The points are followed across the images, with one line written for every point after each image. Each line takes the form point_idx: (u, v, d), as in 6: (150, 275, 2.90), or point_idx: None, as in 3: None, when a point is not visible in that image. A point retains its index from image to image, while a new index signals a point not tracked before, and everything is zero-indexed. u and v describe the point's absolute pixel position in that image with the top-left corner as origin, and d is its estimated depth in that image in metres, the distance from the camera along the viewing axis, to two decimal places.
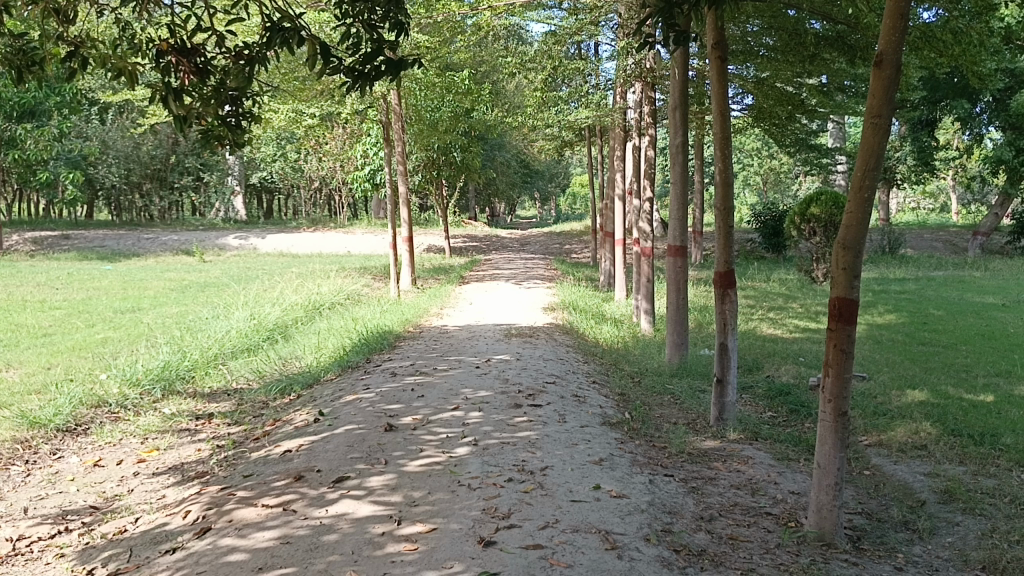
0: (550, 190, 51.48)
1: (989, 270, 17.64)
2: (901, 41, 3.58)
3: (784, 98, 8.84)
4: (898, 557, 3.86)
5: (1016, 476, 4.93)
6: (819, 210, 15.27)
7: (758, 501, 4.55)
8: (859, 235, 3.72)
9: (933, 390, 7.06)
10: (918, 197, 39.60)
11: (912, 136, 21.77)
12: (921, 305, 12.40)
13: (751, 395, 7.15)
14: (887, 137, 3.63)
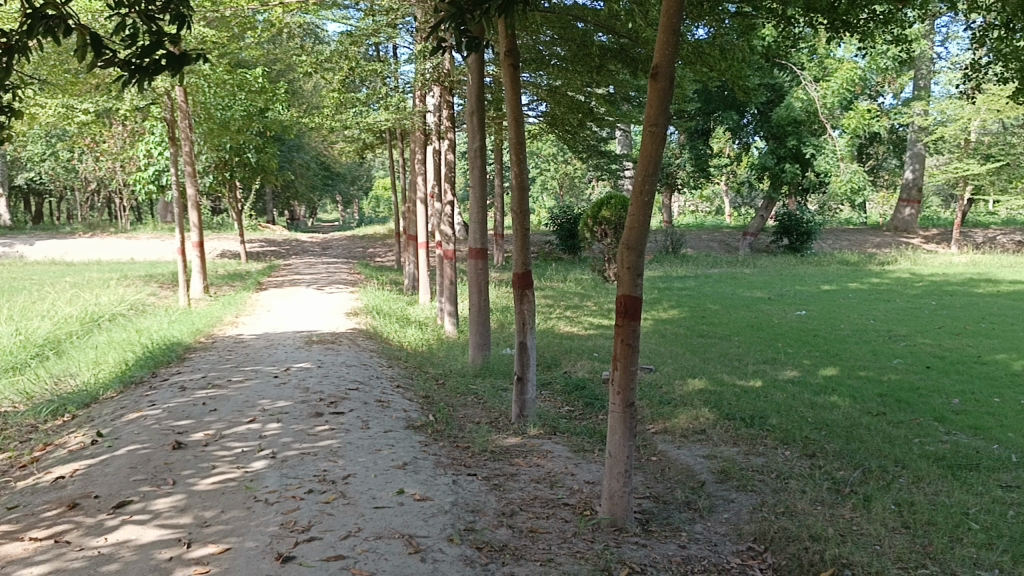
0: (352, 193, 50.69)
1: (758, 267, 19.39)
2: (674, 54, 3.85)
3: (575, 106, 9.21)
4: (681, 536, 4.15)
5: (781, 453, 5.46)
6: (609, 213, 16.08)
7: (556, 493, 4.73)
8: (641, 235, 3.97)
9: (710, 378, 7.67)
10: (697, 201, 42.84)
11: (690, 144, 23.52)
12: (699, 301, 13.41)
13: (549, 391, 7.41)
14: (663, 145, 3.87)
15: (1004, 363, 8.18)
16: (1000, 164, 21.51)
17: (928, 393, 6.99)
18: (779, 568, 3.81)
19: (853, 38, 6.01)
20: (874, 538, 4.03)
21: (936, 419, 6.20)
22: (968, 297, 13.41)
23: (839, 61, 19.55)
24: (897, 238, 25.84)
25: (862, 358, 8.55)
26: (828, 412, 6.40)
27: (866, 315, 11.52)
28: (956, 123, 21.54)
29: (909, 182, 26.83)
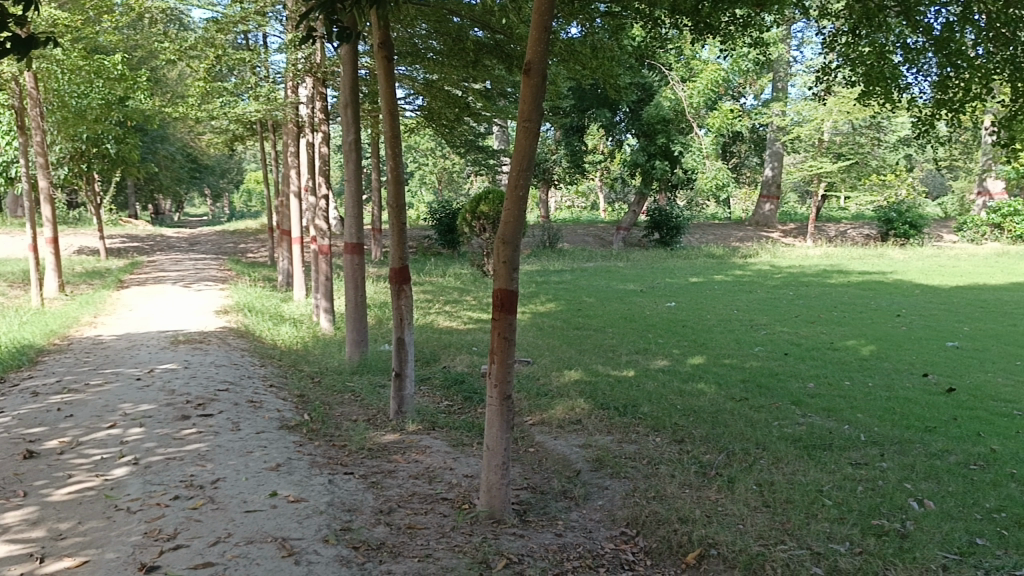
0: (222, 186, 48.82)
1: (631, 260, 19.98)
2: (546, 51, 3.91)
3: (451, 100, 9.20)
4: (557, 525, 4.23)
5: (652, 440, 5.65)
6: (487, 208, 16.14)
7: (434, 488, 4.72)
8: (516, 230, 4.01)
9: (586, 368, 7.86)
10: (572, 196, 43.73)
11: (565, 140, 23.95)
12: (575, 294, 13.69)
13: (428, 385, 7.38)
14: (537, 141, 3.92)
15: (854, 348, 8.77)
16: (850, 162, 23.03)
17: (786, 377, 7.41)
18: (650, 550, 3.95)
19: (715, 41, 6.27)
20: (738, 517, 4.24)
21: (793, 402, 6.59)
22: (822, 287, 14.28)
23: (704, 63, 20.20)
24: (759, 232, 27.22)
25: (728, 346, 8.96)
26: (695, 399, 6.67)
27: (731, 306, 12.08)
28: (810, 124, 22.88)
29: (769, 178, 28.30)
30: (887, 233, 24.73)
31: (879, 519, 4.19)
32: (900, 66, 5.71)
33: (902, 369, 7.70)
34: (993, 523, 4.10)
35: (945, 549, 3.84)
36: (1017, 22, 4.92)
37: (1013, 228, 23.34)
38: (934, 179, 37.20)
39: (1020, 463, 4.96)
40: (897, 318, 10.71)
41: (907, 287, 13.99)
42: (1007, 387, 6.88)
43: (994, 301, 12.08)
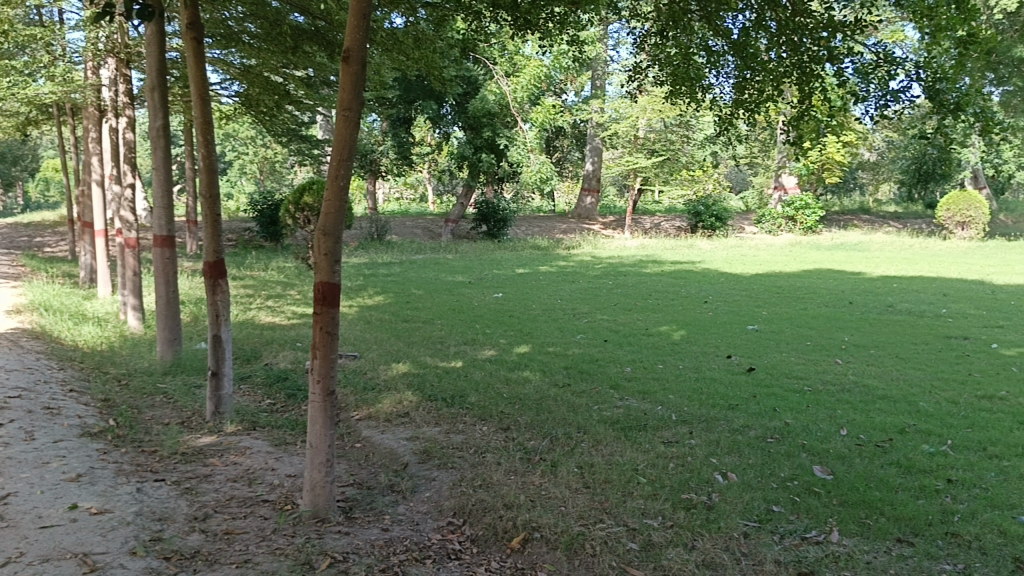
0: (13, 174, 44.44)
1: (459, 252, 20.10)
2: (364, 39, 3.83)
3: (270, 87, 8.84)
4: (384, 519, 4.18)
5: (479, 429, 5.71)
6: (311, 199, 15.69)
7: (254, 490, 4.53)
8: (337, 222, 3.91)
9: (414, 361, 7.84)
10: (400, 188, 43.40)
11: (392, 131, 23.69)
12: (403, 286, 13.60)
13: (249, 384, 7.08)
14: (357, 130, 3.84)
15: (667, 334, 9.28)
16: (662, 158, 24.37)
17: (605, 363, 7.73)
18: (476, 538, 3.99)
19: (534, 38, 6.41)
20: (561, 499, 4.37)
21: (611, 386, 6.89)
22: (638, 277, 15.00)
23: (526, 58, 20.91)
24: (581, 225, 28.18)
25: (551, 335, 9.22)
26: (521, 387, 6.81)
27: (555, 296, 12.43)
28: (626, 121, 24.03)
29: (590, 173, 29.39)
30: (697, 225, 26.36)
31: (689, 493, 4.46)
32: (704, 67, 6.08)
33: (709, 351, 8.24)
34: (787, 490, 4.48)
35: (746, 517, 4.14)
36: (802, 30, 5.34)
37: (804, 220, 25.60)
38: (737, 175, 39.96)
39: (809, 434, 5.44)
40: (705, 304, 11.46)
41: (713, 276, 14.98)
42: (799, 365, 7.53)
43: (788, 286, 13.18)
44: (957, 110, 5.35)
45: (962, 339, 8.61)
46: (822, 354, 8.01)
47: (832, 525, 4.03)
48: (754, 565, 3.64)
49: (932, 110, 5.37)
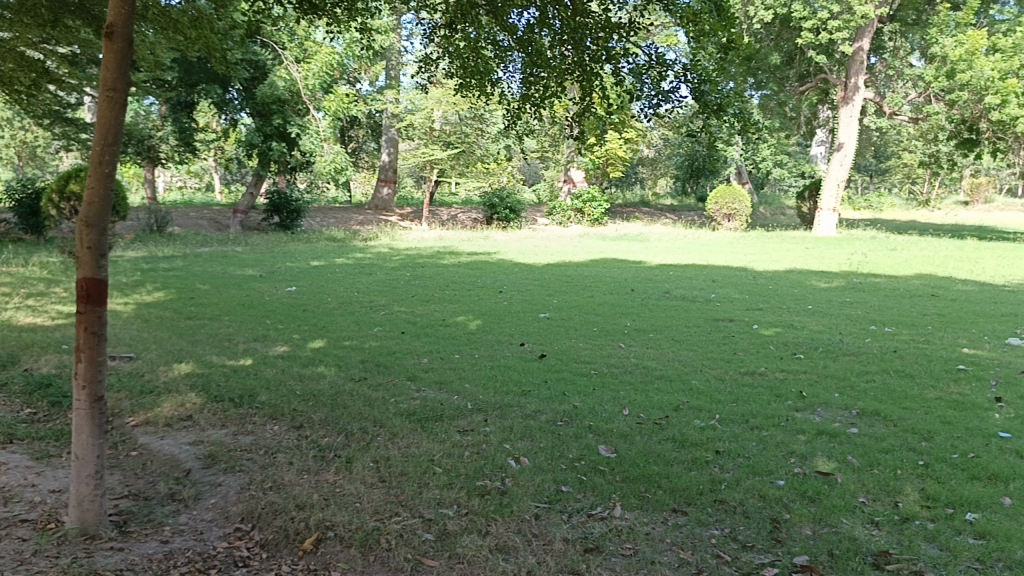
0: None
1: (249, 245, 19.20)
2: (129, 15, 3.53)
3: (26, 63, 7.96)
4: (164, 531, 3.91)
5: (270, 429, 5.49)
6: (78, 187, 14.34)
7: (11, 510, 4.07)
8: (101, 212, 3.58)
9: (198, 360, 7.39)
10: (183, 177, 40.80)
11: (172, 116, 22.14)
12: (186, 281, 12.79)
13: (4, 392, 6.35)
14: (123, 112, 3.53)
15: (463, 324, 9.39)
16: (457, 151, 24.63)
17: (402, 355, 7.70)
18: (266, 543, 3.82)
19: (323, 25, 6.25)
20: (355, 496, 4.30)
21: (408, 377, 6.88)
22: (435, 268, 15.07)
23: (317, 44, 20.00)
24: (378, 216, 27.86)
25: (347, 329, 9.04)
26: (315, 383, 6.63)
27: (350, 288, 12.19)
28: (420, 112, 24.04)
29: (386, 164, 29.15)
30: (492, 217, 26.91)
31: (483, 479, 4.54)
32: (492, 60, 6.22)
33: (503, 340, 8.44)
34: (575, 471, 4.68)
35: (537, 499, 4.28)
36: (584, 30, 5.59)
37: (592, 212, 26.96)
38: (530, 168, 41.15)
39: (595, 416, 5.71)
40: (500, 294, 11.73)
41: (507, 266, 15.35)
42: (586, 350, 7.89)
43: (577, 276, 13.77)
44: (720, 110, 5.86)
45: (728, 322, 9.41)
46: (608, 339, 8.45)
47: (615, 500, 4.25)
48: (544, 545, 3.77)
49: (699, 109, 5.86)
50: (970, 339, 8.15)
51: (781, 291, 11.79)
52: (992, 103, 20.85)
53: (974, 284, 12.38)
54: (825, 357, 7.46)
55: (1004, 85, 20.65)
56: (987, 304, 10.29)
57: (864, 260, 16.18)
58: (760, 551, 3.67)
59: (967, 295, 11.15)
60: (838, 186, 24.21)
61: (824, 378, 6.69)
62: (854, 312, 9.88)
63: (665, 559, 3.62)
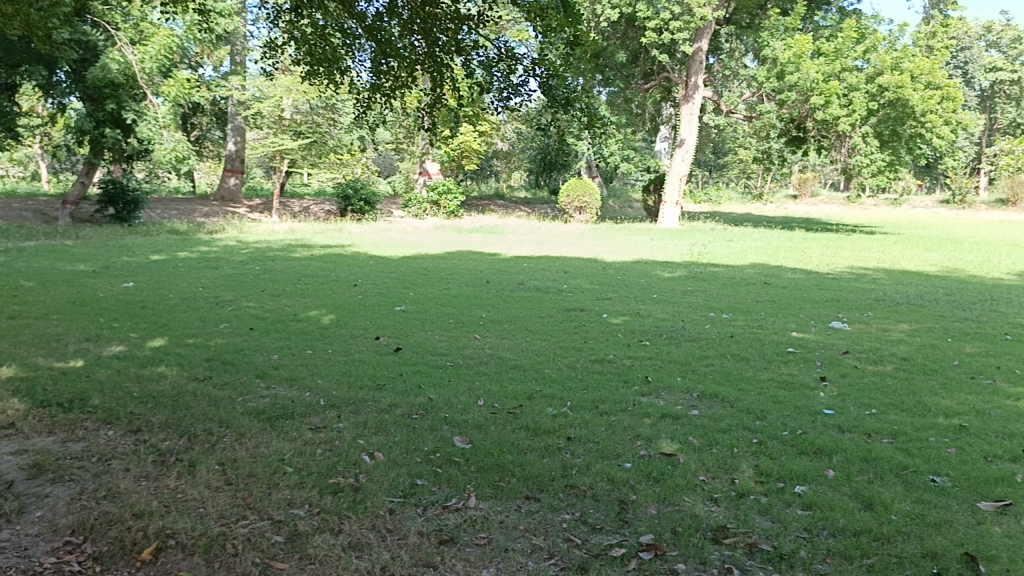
0: None
1: (81, 238, 17.90)
2: None
3: None
4: None
5: (104, 434, 5.14)
6: None
7: None
8: None
9: (22, 363, 6.82)
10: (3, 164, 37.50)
11: None
12: (8, 277, 11.76)
13: None
14: None
15: (316, 319, 9.16)
16: (309, 141, 23.92)
17: (250, 352, 7.41)
18: (99, 555, 3.58)
19: (160, 7, 5.96)
20: (199, 501, 4.10)
21: (257, 375, 6.63)
22: (286, 261, 14.59)
23: (155, 26, 19.28)
24: (224, 208, 26.68)
25: (190, 326, 8.59)
26: (155, 384, 6.28)
27: (195, 283, 11.62)
28: (268, 100, 23.20)
29: (232, 153, 27.89)
30: (345, 208, 26.39)
31: (336, 476, 4.45)
32: (341, 48, 6.15)
33: (357, 334, 8.29)
34: (430, 463, 4.66)
35: (391, 494, 4.24)
36: (433, 20, 5.64)
37: (448, 205, 26.96)
38: (385, 159, 40.58)
39: (450, 408, 5.72)
40: (354, 287, 11.52)
41: (362, 259, 15.09)
42: (441, 343, 7.89)
43: (433, 268, 13.74)
44: (568, 106, 6.04)
45: (580, 311, 9.66)
46: (463, 331, 8.48)
47: (470, 491, 4.28)
48: (398, 540, 3.74)
49: (548, 104, 6.01)
50: (798, 323, 8.76)
51: (629, 281, 12.22)
52: (816, 103, 22.50)
53: (801, 272, 13.32)
54: (669, 343, 7.80)
55: (826, 87, 22.42)
56: (813, 291, 11.09)
57: (704, 250, 17.04)
58: (608, 532, 3.79)
59: (796, 283, 11.97)
60: (681, 180, 25.37)
61: (668, 363, 7.00)
62: (696, 300, 10.39)
63: (518, 546, 3.67)
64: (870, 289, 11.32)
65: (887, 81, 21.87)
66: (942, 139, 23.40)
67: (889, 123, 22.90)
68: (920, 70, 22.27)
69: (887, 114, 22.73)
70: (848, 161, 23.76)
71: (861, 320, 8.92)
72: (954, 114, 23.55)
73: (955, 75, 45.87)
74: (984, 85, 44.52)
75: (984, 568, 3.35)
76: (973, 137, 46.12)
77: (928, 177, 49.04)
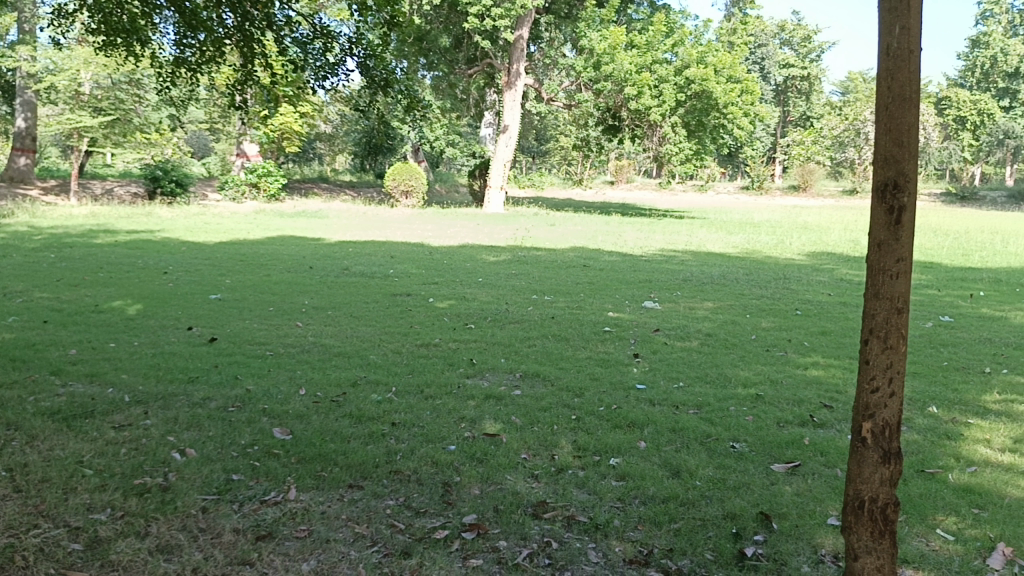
0: None
1: None
2: None
3: None
4: None
5: None
6: None
7: None
8: None
9: None
10: None
11: None
12: None
13: None
14: None
15: (121, 309, 8.54)
16: (111, 118, 22.15)
17: (44, 347, 6.80)
18: None
19: None
20: None
21: (52, 372, 6.08)
22: (87, 248, 13.48)
23: None
24: (13, 190, 24.26)
25: None
26: None
27: None
28: (63, 73, 21.09)
29: (22, 131, 25.34)
30: (154, 190, 24.73)
31: (142, 477, 4.16)
32: (141, 18, 5.79)
33: (168, 325, 7.80)
34: (247, 457, 4.47)
35: (204, 491, 4.03)
36: None
37: (268, 187, 25.98)
38: (198, 139, 38.43)
39: (269, 398, 5.51)
40: (164, 275, 10.84)
41: (173, 245, 14.22)
42: (261, 331, 7.57)
43: (251, 254, 13.18)
44: (387, 86, 6.32)
45: (405, 296, 9.58)
46: (284, 319, 8.19)
47: (289, 483, 4.14)
48: (212, 539, 3.56)
49: (367, 84, 6.30)
50: (614, 303, 9.15)
51: (455, 265, 12.28)
52: (630, 94, 23.48)
53: (618, 255, 13.92)
54: (494, 326, 7.93)
55: (638, 78, 23.43)
56: (628, 272, 11.62)
57: (528, 235, 17.43)
58: (432, 515, 3.79)
59: (612, 265, 12.49)
60: (505, 166, 25.80)
61: (492, 345, 7.10)
62: (519, 283, 10.60)
63: (340, 536, 3.60)
64: (678, 270, 12.01)
65: (694, 74, 23.44)
66: (741, 129, 25.24)
67: (695, 113, 24.67)
68: (722, 64, 23.93)
69: (694, 106, 24.47)
70: (659, 149, 25.14)
71: (671, 299, 9.45)
72: (753, 107, 25.49)
73: (753, 70, 49.43)
74: (779, 80, 48.44)
75: (776, 525, 3.64)
76: (769, 128, 50.02)
77: (730, 166, 52.74)
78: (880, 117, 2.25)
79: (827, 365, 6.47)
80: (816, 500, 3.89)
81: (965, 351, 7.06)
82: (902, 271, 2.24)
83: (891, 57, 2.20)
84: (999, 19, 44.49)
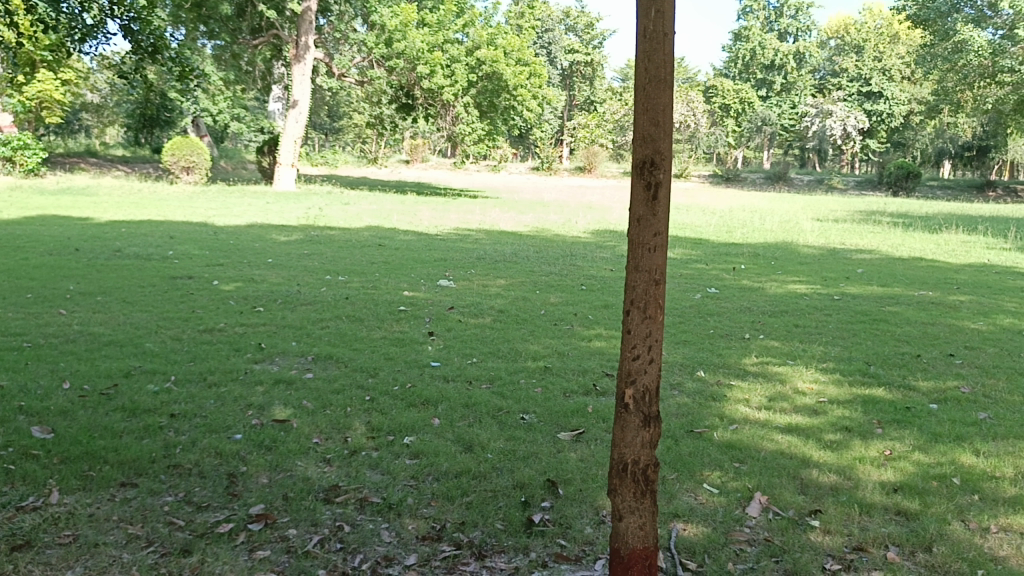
0: None
1: None
2: None
3: None
4: None
5: None
6: None
7: None
8: None
9: None
10: None
11: None
12: None
13: None
14: None
15: None
16: None
17: None
18: None
19: None
20: None
21: None
22: None
23: None
24: None
25: None
26: None
27: None
28: None
29: None
30: None
31: None
32: None
33: None
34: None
35: None
36: None
37: (25, 161, 22.86)
38: None
39: (26, 395, 4.98)
40: None
41: None
42: (16, 321, 6.81)
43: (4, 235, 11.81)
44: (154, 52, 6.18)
45: (186, 279, 9.00)
46: (45, 306, 7.42)
47: (51, 486, 3.76)
48: None
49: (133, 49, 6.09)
50: (409, 282, 9.11)
51: (241, 245, 11.70)
52: (422, 73, 23.26)
53: (412, 234, 13.90)
54: (283, 308, 7.64)
55: (431, 57, 23.26)
56: (422, 251, 11.64)
57: (320, 214, 16.97)
58: (215, 509, 3.60)
59: (407, 244, 12.44)
60: (295, 143, 24.86)
61: (282, 329, 6.84)
62: (311, 263, 10.30)
63: (110, 539, 3.33)
64: (472, 248, 12.20)
65: (485, 55, 23.97)
66: (530, 111, 26.16)
67: (487, 94, 25.14)
68: (511, 46, 24.54)
69: (485, 86, 24.97)
70: (452, 129, 25.43)
71: (464, 277, 9.55)
72: (541, 90, 26.69)
73: (541, 53, 50.85)
74: (564, 65, 50.35)
75: (561, 491, 3.80)
76: (556, 111, 51.81)
77: (521, 147, 54.18)
78: (638, 97, 2.38)
79: (609, 337, 6.84)
80: (597, 464, 4.10)
81: (728, 319, 7.72)
82: (659, 245, 2.39)
83: (649, 40, 2.33)
84: (757, 15, 48.70)
